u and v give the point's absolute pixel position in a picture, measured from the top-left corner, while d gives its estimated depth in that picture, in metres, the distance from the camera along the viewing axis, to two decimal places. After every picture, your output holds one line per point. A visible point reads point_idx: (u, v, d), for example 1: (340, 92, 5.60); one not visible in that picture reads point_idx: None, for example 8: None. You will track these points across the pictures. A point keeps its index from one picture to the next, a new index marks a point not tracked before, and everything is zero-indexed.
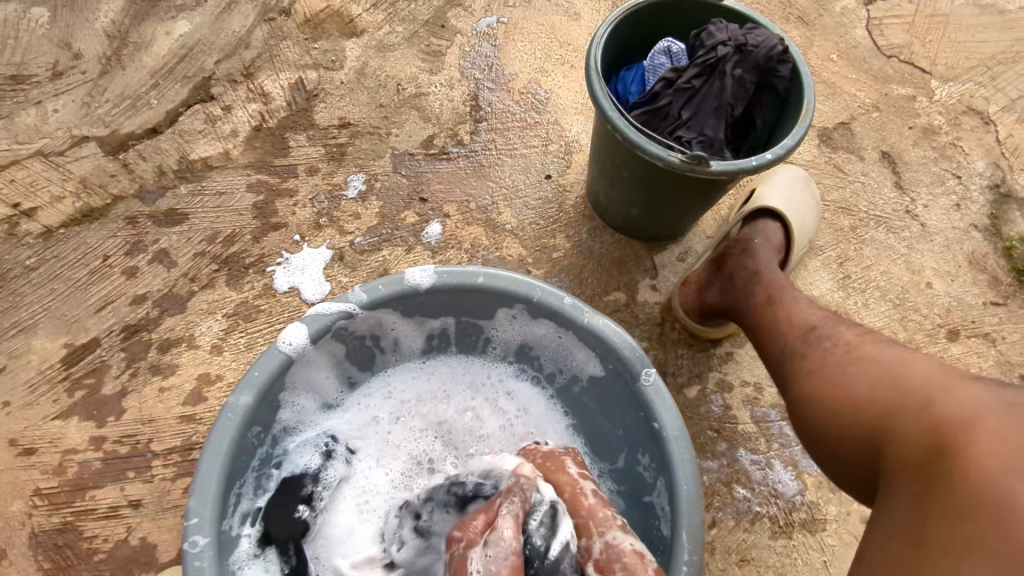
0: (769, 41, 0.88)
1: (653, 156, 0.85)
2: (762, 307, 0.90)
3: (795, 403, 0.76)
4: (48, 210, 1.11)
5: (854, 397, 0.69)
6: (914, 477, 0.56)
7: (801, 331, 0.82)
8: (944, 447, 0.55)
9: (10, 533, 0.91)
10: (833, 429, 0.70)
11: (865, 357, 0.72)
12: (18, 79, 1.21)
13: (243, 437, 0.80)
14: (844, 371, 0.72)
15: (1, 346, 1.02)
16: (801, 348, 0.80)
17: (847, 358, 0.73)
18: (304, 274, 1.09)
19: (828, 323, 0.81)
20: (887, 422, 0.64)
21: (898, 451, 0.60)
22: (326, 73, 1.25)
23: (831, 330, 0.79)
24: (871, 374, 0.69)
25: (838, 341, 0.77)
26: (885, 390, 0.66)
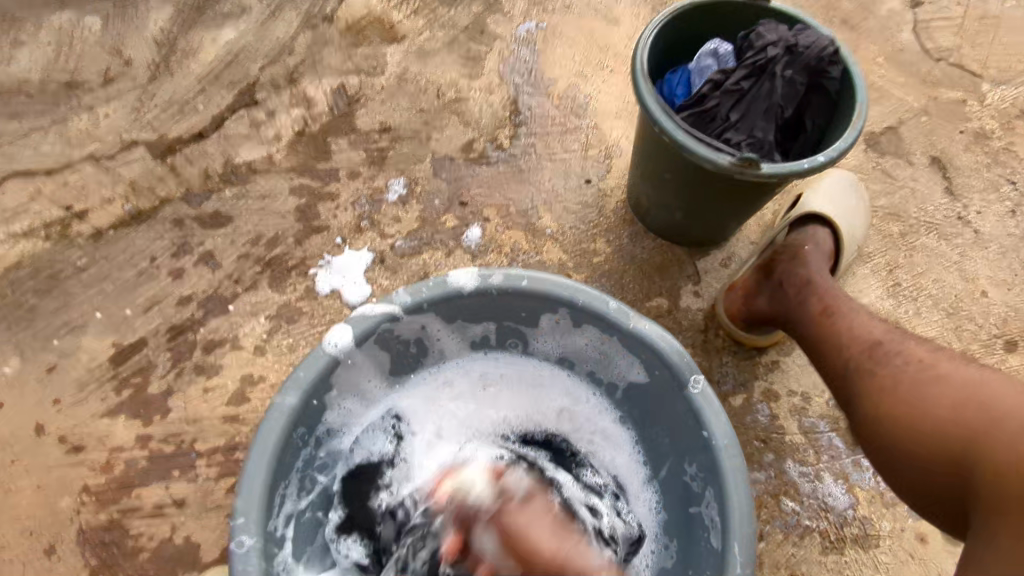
0: (820, 41, 0.86)
1: (702, 159, 0.83)
2: (818, 317, 0.89)
3: (868, 422, 0.74)
4: (99, 212, 1.14)
5: (935, 419, 0.68)
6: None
7: (866, 345, 0.80)
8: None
9: (58, 529, 0.93)
10: (915, 451, 0.69)
11: (941, 376, 0.71)
12: (71, 85, 1.24)
13: (287, 439, 0.81)
14: (922, 391, 0.71)
15: (52, 345, 1.04)
16: (869, 364, 0.78)
17: (922, 377, 0.72)
18: (345, 277, 1.10)
19: (894, 337, 0.80)
20: (978, 450, 0.63)
21: (993, 487, 0.60)
22: (367, 78, 1.27)
23: (898, 344, 0.78)
24: (953, 395, 0.68)
25: (910, 357, 0.75)
26: (972, 415, 0.65)
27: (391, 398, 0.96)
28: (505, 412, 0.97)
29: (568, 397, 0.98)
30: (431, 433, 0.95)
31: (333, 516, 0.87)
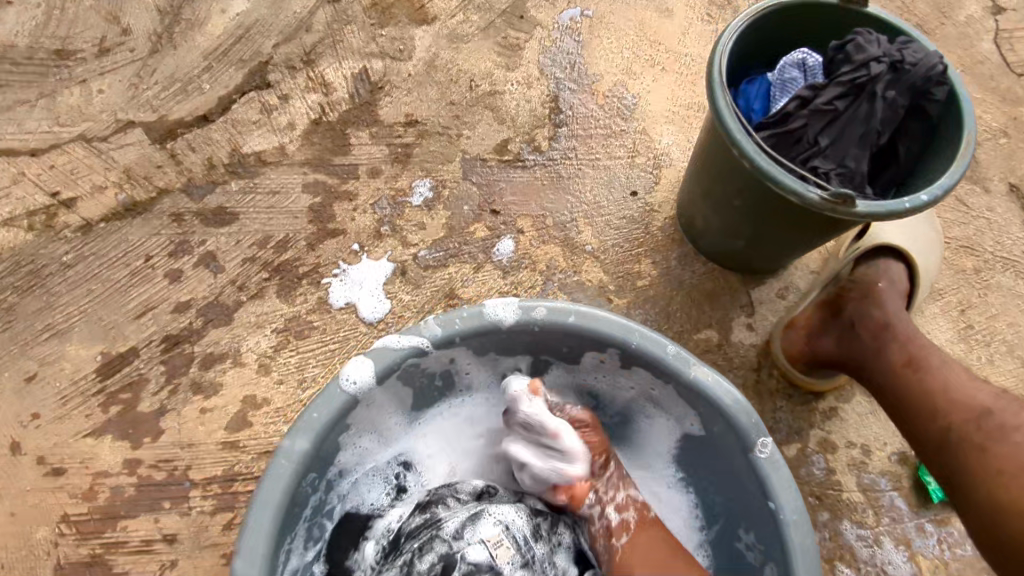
0: (929, 59, 0.75)
1: (787, 191, 0.72)
2: (905, 369, 0.81)
3: (979, 500, 0.68)
4: (89, 202, 1.02)
5: None
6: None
7: (975, 414, 0.73)
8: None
9: (33, 564, 0.83)
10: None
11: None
12: (62, 54, 1.11)
13: (296, 489, 0.70)
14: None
15: (32, 351, 0.93)
16: (981, 438, 0.71)
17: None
18: (362, 289, 0.99)
19: (1006, 407, 0.72)
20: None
21: None
22: (392, 64, 1.14)
23: (1016, 419, 0.70)
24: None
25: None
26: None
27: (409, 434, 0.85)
28: None
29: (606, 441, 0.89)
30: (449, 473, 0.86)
31: (326, 572, 0.76)
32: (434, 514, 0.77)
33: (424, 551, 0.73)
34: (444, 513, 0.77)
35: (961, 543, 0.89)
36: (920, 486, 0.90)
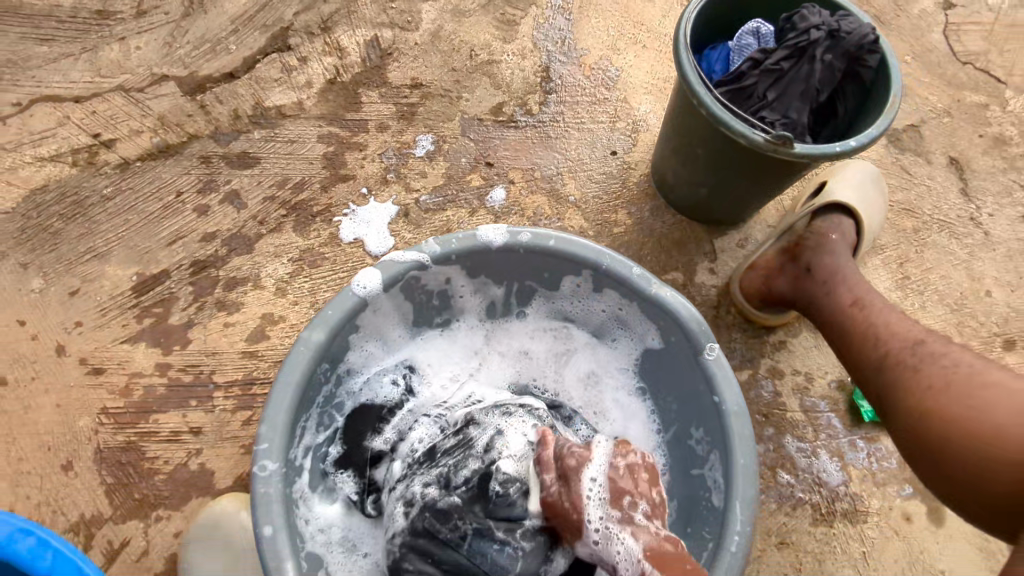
0: (862, 29, 0.87)
1: (737, 134, 0.85)
2: (850, 309, 0.87)
3: (907, 417, 0.70)
4: (127, 143, 1.14)
5: (995, 425, 0.62)
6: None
7: (907, 343, 0.75)
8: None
9: (76, 446, 0.95)
10: (966, 454, 0.63)
11: (994, 382, 0.64)
12: (103, 14, 1.23)
13: (313, 373, 0.83)
14: (974, 394, 0.64)
15: (75, 270, 1.05)
16: (911, 361, 0.73)
17: (972, 381, 0.66)
18: (369, 227, 1.11)
19: (936, 336, 0.74)
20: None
21: None
22: (401, 33, 1.27)
23: (942, 345, 0.73)
24: (1010, 402, 0.62)
25: (957, 359, 0.69)
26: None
27: (410, 345, 0.99)
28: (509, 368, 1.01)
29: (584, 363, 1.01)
30: (445, 381, 0.99)
31: (339, 453, 0.89)
32: (469, 435, 0.81)
33: (460, 466, 0.77)
34: (477, 432, 0.81)
35: (888, 458, 1.01)
36: (855, 409, 1.03)
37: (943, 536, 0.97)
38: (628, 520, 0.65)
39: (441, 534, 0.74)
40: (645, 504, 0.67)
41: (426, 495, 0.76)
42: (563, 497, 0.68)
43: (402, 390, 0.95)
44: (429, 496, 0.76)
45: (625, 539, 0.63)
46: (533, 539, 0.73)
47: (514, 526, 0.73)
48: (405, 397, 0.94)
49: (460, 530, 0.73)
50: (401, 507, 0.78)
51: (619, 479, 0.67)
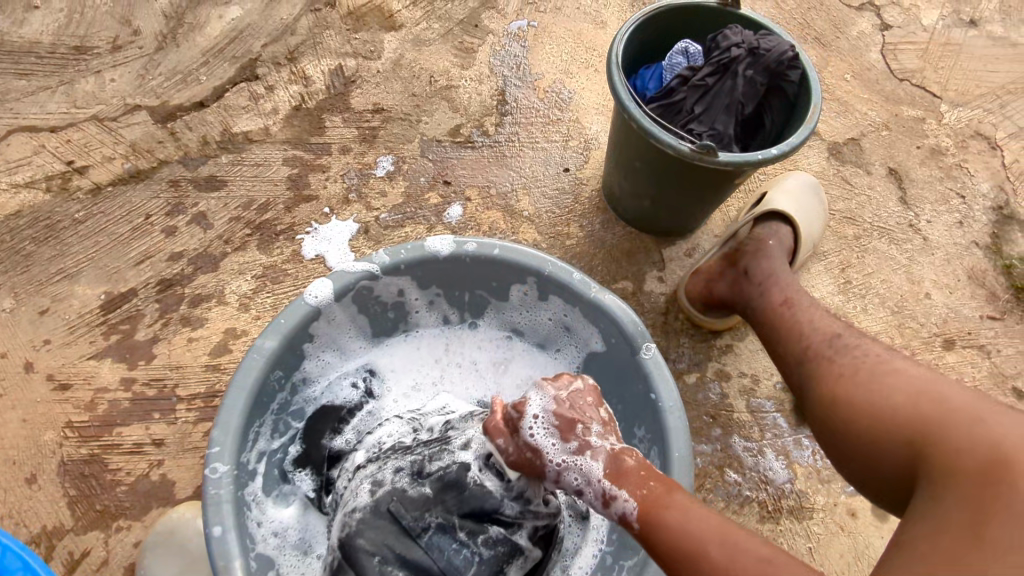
0: (781, 46, 0.94)
1: (664, 145, 0.91)
2: (780, 308, 0.93)
3: (823, 404, 0.77)
4: (99, 170, 1.19)
5: (888, 404, 0.69)
6: (961, 483, 0.56)
7: (826, 337, 0.84)
8: (993, 469, 0.55)
9: (41, 460, 0.98)
10: (869, 439, 0.70)
11: (895, 370, 0.73)
12: (80, 49, 1.30)
13: (266, 378, 0.86)
14: (878, 380, 0.73)
15: (46, 290, 1.09)
16: (828, 352, 0.81)
17: (878, 369, 0.74)
18: (330, 244, 1.16)
19: (853, 333, 0.83)
20: (925, 437, 0.63)
21: (939, 466, 0.59)
22: (364, 62, 1.33)
23: (858, 340, 0.81)
24: (905, 386, 0.70)
25: (868, 351, 0.78)
26: (921, 403, 0.66)
27: (368, 353, 1.03)
28: (465, 376, 1.04)
29: (533, 372, 1.04)
30: (404, 388, 1.02)
31: (297, 452, 0.92)
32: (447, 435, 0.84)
33: (433, 459, 0.79)
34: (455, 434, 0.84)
35: None
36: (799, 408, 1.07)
37: (887, 532, 1.00)
38: (582, 446, 0.72)
39: (403, 520, 0.72)
40: (595, 425, 0.75)
41: (396, 481, 0.76)
42: (520, 451, 0.74)
43: (362, 393, 0.99)
44: (401, 484, 0.75)
45: (583, 467, 0.71)
46: (492, 547, 0.75)
47: (477, 531, 0.75)
48: (365, 400, 0.99)
49: (424, 521, 0.73)
50: (367, 486, 0.77)
51: (561, 412, 0.74)
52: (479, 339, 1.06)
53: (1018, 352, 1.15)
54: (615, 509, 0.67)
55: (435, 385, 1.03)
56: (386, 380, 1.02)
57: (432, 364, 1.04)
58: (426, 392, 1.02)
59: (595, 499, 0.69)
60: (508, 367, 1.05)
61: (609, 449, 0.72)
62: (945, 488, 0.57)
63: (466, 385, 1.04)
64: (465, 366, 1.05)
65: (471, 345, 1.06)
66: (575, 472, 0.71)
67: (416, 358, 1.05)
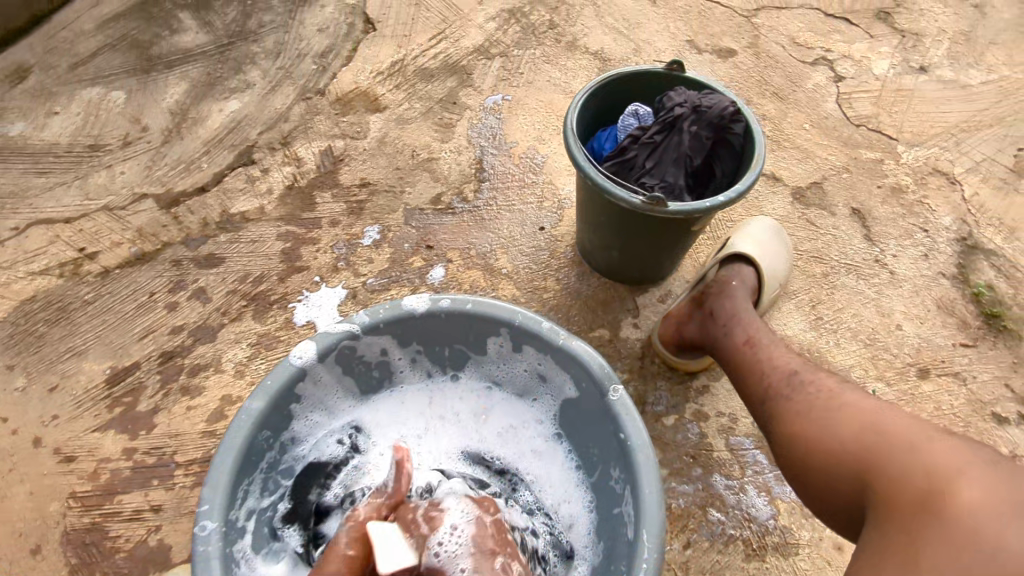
0: (720, 104, 1.03)
1: (618, 199, 0.98)
2: (743, 348, 0.97)
3: (780, 438, 0.80)
4: (108, 254, 1.29)
5: (838, 439, 0.72)
6: (905, 516, 0.59)
7: (783, 374, 0.88)
8: (929, 500, 0.59)
9: (45, 530, 1.02)
10: (822, 469, 0.73)
11: (844, 404, 0.76)
12: (94, 147, 1.43)
13: (253, 439, 0.91)
14: (828, 415, 0.76)
15: (56, 368, 1.17)
16: (785, 390, 0.85)
17: (828, 404, 0.77)
18: (320, 310, 1.23)
19: (807, 368, 0.87)
20: (871, 468, 0.67)
21: (888, 498, 0.63)
22: (351, 142, 1.45)
23: (812, 375, 0.85)
24: (853, 420, 0.73)
25: (819, 387, 0.82)
26: (866, 436, 0.70)
27: (355, 410, 1.07)
28: (448, 429, 1.09)
29: (512, 418, 1.09)
30: (390, 441, 1.07)
31: (287, 509, 0.96)
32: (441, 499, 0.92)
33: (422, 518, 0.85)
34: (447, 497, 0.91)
35: None
36: None
37: None
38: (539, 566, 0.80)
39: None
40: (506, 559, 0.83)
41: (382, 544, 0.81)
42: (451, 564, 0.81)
43: (349, 448, 1.03)
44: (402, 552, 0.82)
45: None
46: None
47: None
48: (352, 455, 1.03)
49: None
50: None
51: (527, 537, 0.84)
52: (460, 391, 1.11)
53: (994, 377, 1.17)
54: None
55: (419, 437, 1.07)
56: (373, 435, 1.07)
57: (416, 418, 1.09)
58: (411, 445, 1.07)
59: None
60: (487, 416, 1.09)
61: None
62: (892, 521, 0.60)
63: (451, 437, 1.08)
64: (448, 419, 1.09)
65: (453, 396, 1.11)
66: None
67: (401, 412, 1.09)
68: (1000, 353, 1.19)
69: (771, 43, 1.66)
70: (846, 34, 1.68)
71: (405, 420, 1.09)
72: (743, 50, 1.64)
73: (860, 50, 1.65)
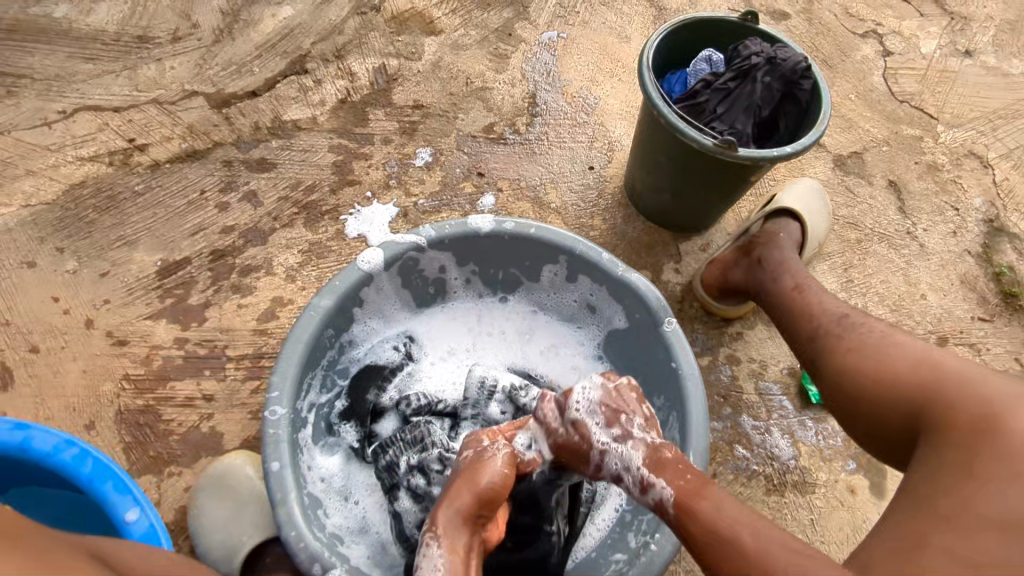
0: (795, 58, 1.04)
1: (690, 140, 1.00)
2: (792, 292, 1.02)
3: (834, 372, 0.85)
4: (158, 148, 1.28)
5: (893, 372, 0.77)
6: (956, 435, 0.65)
7: (835, 317, 0.93)
8: (982, 421, 0.64)
9: (99, 408, 1.05)
10: (874, 397, 0.78)
11: (899, 342, 0.81)
12: (143, 39, 1.40)
13: (319, 336, 0.94)
14: (883, 351, 0.81)
15: (106, 255, 1.17)
16: (837, 331, 0.90)
17: (882, 342, 0.82)
18: (371, 225, 1.25)
19: (858, 311, 0.92)
20: (924, 396, 0.72)
21: (940, 419, 0.68)
22: (406, 62, 1.44)
23: (863, 318, 0.90)
24: (909, 355, 0.78)
25: (872, 328, 0.86)
26: (923, 370, 0.74)
27: (408, 321, 1.11)
28: (495, 348, 1.13)
29: (555, 341, 1.13)
30: (440, 353, 1.11)
31: (343, 407, 1.00)
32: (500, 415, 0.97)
33: None
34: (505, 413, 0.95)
35: (833, 436, 1.13)
36: (804, 392, 1.16)
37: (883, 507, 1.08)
38: (625, 435, 0.78)
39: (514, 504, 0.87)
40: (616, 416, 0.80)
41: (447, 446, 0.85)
42: (573, 435, 0.81)
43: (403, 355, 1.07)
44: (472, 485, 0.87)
45: (625, 447, 0.77)
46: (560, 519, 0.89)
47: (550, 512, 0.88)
48: (406, 361, 1.07)
49: None
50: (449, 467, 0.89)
51: (608, 400, 0.82)
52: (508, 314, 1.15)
53: (1006, 351, 1.24)
54: (653, 494, 0.71)
55: (468, 352, 1.12)
56: (424, 346, 1.11)
57: (465, 334, 1.13)
58: (460, 358, 1.11)
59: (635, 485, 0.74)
60: (533, 340, 1.13)
61: (649, 443, 0.77)
62: (944, 439, 0.66)
63: (498, 356, 1.12)
64: (495, 339, 1.13)
65: (500, 318, 1.14)
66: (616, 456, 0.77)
67: (450, 328, 1.13)
68: (1013, 330, 1.27)
69: (824, 11, 1.66)
70: (897, 10, 1.69)
71: (454, 336, 1.13)
72: (797, 15, 1.65)
73: (910, 27, 1.66)
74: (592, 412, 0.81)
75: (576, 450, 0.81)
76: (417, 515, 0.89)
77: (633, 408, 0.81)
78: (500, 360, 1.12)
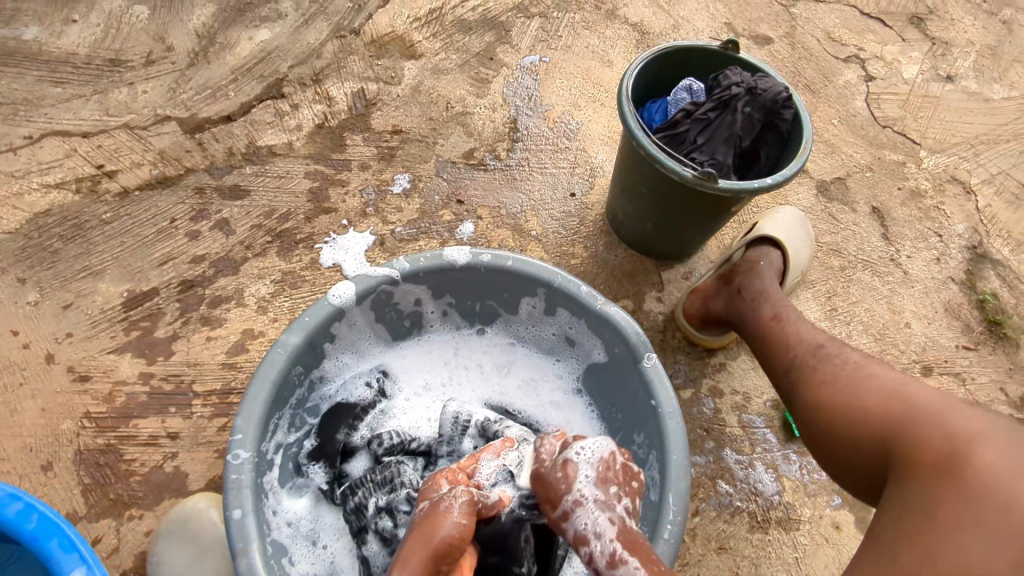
0: (776, 88, 1.03)
1: (669, 172, 0.98)
2: (771, 322, 1.00)
3: (807, 406, 0.83)
4: (128, 174, 1.25)
5: (863, 406, 0.75)
6: (923, 475, 0.62)
7: (811, 347, 0.90)
8: (950, 462, 0.61)
9: (57, 448, 1.01)
10: (846, 433, 0.76)
11: (874, 375, 0.78)
12: (115, 62, 1.37)
13: (286, 373, 0.90)
14: (857, 384, 0.78)
15: (70, 286, 1.13)
16: (811, 362, 0.87)
17: (856, 374, 0.80)
18: (346, 254, 1.22)
19: (835, 342, 0.89)
20: (896, 435, 0.69)
21: (909, 458, 0.66)
22: (385, 86, 1.42)
23: (838, 349, 0.87)
24: (882, 389, 0.75)
25: (846, 360, 0.84)
26: (893, 404, 0.72)
27: (383, 355, 1.08)
28: (471, 382, 1.09)
29: (533, 375, 1.10)
30: (415, 387, 1.08)
31: (312, 446, 0.97)
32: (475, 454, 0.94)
33: None
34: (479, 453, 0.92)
35: (817, 470, 1.11)
36: (788, 425, 1.13)
37: None
38: (608, 502, 0.73)
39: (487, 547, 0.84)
40: (606, 477, 0.75)
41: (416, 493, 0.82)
42: (555, 471, 0.77)
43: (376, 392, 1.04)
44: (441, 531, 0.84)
45: (601, 516, 0.72)
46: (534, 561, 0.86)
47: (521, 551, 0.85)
48: (379, 398, 1.04)
49: None
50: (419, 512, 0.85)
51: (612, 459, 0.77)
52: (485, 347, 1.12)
53: (991, 380, 1.23)
54: (621, 575, 0.66)
55: (445, 387, 1.08)
56: (399, 380, 1.08)
57: (441, 368, 1.10)
58: (435, 393, 1.08)
59: (601, 559, 0.69)
60: (510, 374, 1.10)
61: (627, 522, 0.72)
62: (911, 480, 0.63)
63: (474, 390, 1.09)
64: (472, 373, 1.10)
65: (478, 351, 1.11)
66: (590, 517, 0.72)
67: (426, 361, 1.10)
68: (998, 359, 1.25)
69: (807, 35, 1.66)
70: (880, 35, 1.70)
71: (429, 370, 1.09)
72: (780, 39, 1.65)
73: (892, 52, 1.67)
74: (589, 462, 0.76)
75: (552, 488, 0.76)
76: (385, 559, 0.87)
77: (629, 483, 0.76)
78: (476, 395, 1.09)
